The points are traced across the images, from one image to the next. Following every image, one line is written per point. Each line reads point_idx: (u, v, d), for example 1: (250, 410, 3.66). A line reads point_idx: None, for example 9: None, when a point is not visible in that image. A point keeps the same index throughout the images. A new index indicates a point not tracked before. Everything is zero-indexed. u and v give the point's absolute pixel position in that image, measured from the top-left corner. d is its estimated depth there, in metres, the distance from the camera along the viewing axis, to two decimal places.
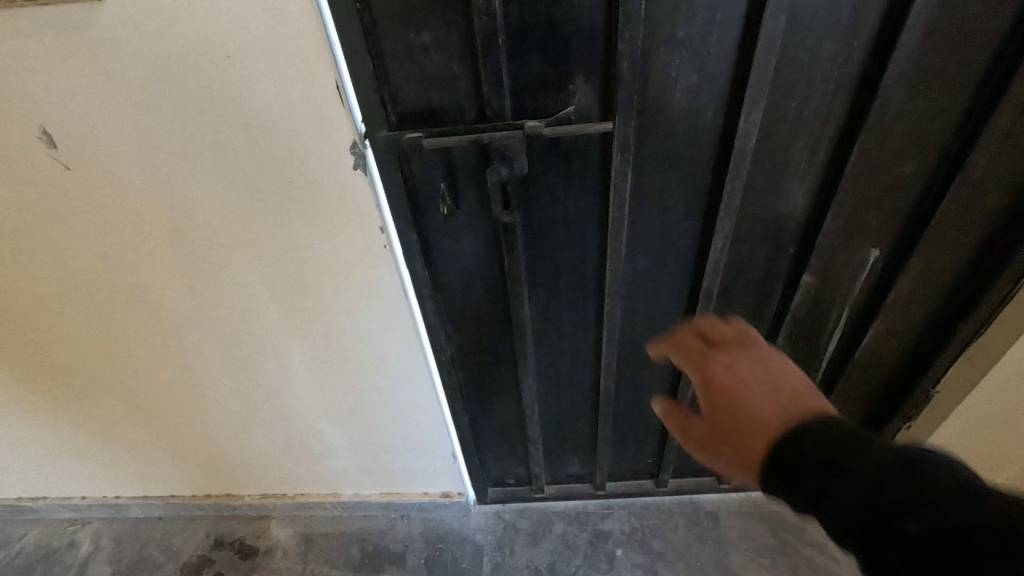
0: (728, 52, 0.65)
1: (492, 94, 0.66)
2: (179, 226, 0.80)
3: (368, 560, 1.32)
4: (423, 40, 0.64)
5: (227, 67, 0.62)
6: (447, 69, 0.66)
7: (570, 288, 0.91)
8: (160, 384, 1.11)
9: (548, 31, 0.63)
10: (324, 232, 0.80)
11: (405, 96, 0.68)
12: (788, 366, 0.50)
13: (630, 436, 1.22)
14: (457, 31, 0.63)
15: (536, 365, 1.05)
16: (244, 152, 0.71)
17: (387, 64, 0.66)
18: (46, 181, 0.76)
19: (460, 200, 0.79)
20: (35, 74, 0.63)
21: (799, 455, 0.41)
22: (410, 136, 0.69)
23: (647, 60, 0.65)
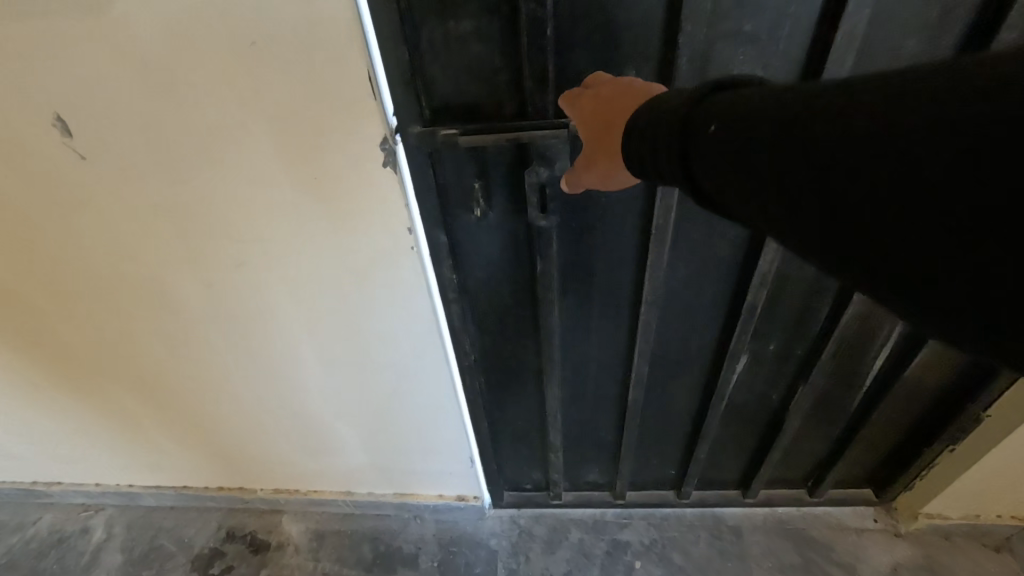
0: (797, 48, 0.59)
1: (535, 90, 0.62)
2: (198, 219, 0.77)
3: (380, 560, 1.30)
4: (464, 29, 0.59)
5: (251, 54, 0.58)
6: (487, 61, 0.61)
7: (604, 295, 0.87)
8: (175, 378, 1.08)
9: (601, 21, 0.58)
10: (347, 229, 0.76)
11: (443, 90, 0.64)
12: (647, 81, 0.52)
13: (655, 447, 1.18)
14: (500, 19, 0.58)
15: (562, 372, 1.00)
16: (265, 144, 0.66)
17: (425, 55, 0.61)
18: (60, 169, 0.72)
19: (493, 201, 0.75)
20: (47, 56, 0.59)
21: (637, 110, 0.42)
22: (445, 132, 0.65)
23: (706, 56, 0.60)
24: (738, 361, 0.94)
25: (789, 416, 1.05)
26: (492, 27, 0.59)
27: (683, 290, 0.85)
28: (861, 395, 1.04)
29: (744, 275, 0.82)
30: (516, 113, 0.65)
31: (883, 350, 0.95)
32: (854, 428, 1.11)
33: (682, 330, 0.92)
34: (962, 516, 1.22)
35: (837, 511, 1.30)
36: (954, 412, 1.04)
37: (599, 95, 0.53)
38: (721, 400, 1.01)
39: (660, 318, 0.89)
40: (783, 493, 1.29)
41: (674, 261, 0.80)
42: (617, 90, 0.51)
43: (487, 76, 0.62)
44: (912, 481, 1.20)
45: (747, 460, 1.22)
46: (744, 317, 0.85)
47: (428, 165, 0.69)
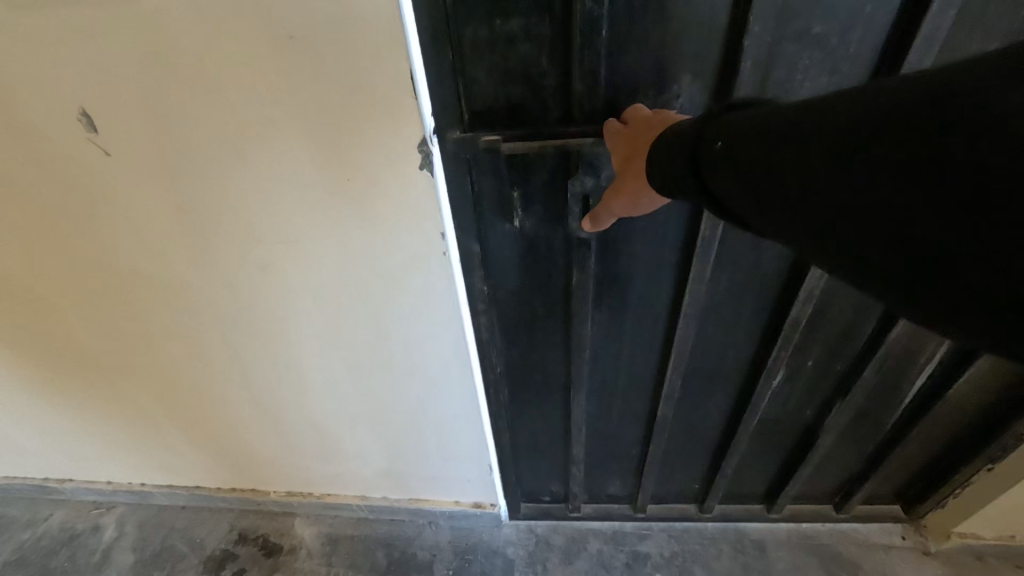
0: (865, 53, 0.58)
1: (586, 92, 0.60)
2: (224, 219, 0.75)
3: (394, 567, 1.28)
4: (513, 28, 0.56)
5: (288, 49, 0.55)
6: (535, 63, 0.58)
7: (640, 307, 0.84)
8: (193, 378, 1.06)
9: (660, 20, 0.55)
10: (375, 231, 0.73)
11: (484, 93, 0.61)
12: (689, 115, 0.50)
13: (680, 460, 1.15)
14: (551, 18, 0.55)
15: (590, 384, 0.98)
16: (297, 144, 0.64)
17: (468, 54, 0.58)
18: (83, 163, 0.70)
19: (530, 212, 0.72)
20: (75, 46, 0.57)
21: (665, 139, 0.45)
22: (486, 139, 0.63)
23: (771, 59, 0.58)
24: (774, 377, 0.92)
25: (823, 434, 1.02)
26: (542, 25, 0.56)
27: (723, 303, 0.82)
28: (897, 414, 1.01)
29: (789, 288, 0.79)
30: (560, 118, 0.63)
31: (926, 367, 0.92)
32: (889, 446, 1.08)
33: (718, 343, 0.89)
34: (996, 536, 1.18)
35: (863, 527, 1.27)
36: (995, 431, 1.01)
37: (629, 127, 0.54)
38: (754, 413, 0.98)
39: (697, 331, 0.87)
40: (809, 508, 1.25)
41: (717, 275, 0.78)
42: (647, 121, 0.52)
43: (534, 79, 0.59)
44: (944, 499, 1.17)
45: (773, 475, 1.19)
46: (785, 334, 0.83)
47: (468, 172, 0.66)
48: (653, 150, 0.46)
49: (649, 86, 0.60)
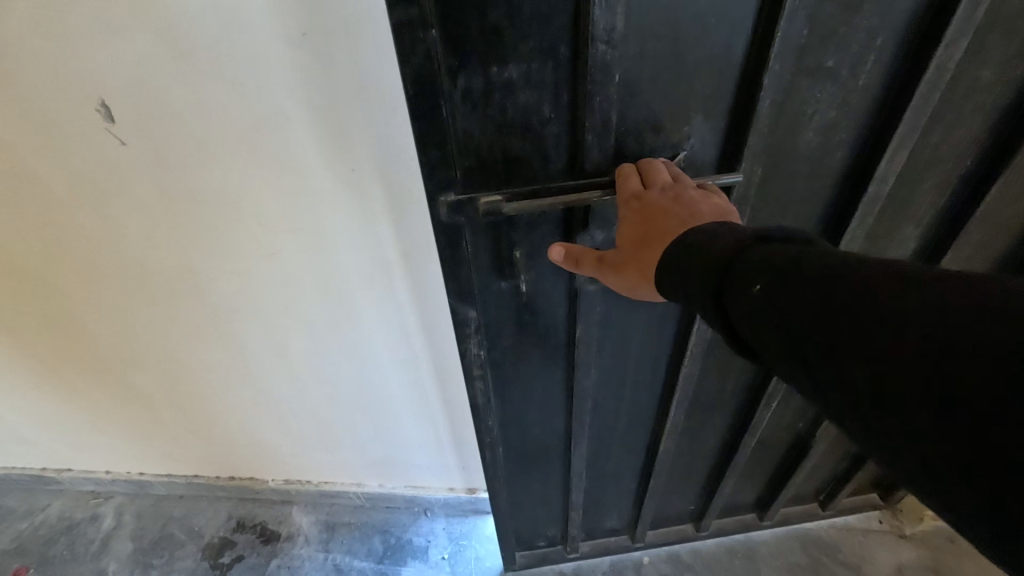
0: (871, 82, 0.62)
1: (595, 141, 0.61)
2: (236, 212, 0.78)
3: (390, 552, 1.32)
4: (511, 76, 0.56)
5: (301, 47, 0.59)
6: (537, 111, 0.59)
7: (643, 336, 0.86)
8: (196, 368, 1.09)
9: (673, 62, 0.57)
10: (378, 221, 0.78)
11: (477, 143, 0.60)
12: (682, 198, 0.51)
13: (677, 479, 1.17)
14: (560, 61, 0.56)
15: (593, 419, 0.99)
16: (306, 138, 0.68)
17: (453, 106, 0.57)
18: (100, 157, 0.73)
19: (533, 261, 0.73)
20: (99, 42, 0.60)
21: (681, 248, 0.44)
22: (486, 202, 0.63)
23: (785, 93, 0.62)
24: (775, 398, 0.97)
25: (817, 441, 1.08)
26: (544, 71, 0.57)
27: None
28: None
29: None
30: (567, 164, 0.64)
31: None
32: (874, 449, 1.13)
33: (719, 361, 0.92)
34: None
35: (853, 521, 1.31)
36: None
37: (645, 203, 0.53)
38: (752, 423, 1.02)
39: (697, 358, 0.89)
40: (797, 509, 1.30)
41: None
42: (664, 204, 0.51)
43: (536, 128, 0.60)
44: None
45: (765, 483, 1.23)
46: None
47: (465, 227, 0.67)
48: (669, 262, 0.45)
49: (655, 129, 0.62)
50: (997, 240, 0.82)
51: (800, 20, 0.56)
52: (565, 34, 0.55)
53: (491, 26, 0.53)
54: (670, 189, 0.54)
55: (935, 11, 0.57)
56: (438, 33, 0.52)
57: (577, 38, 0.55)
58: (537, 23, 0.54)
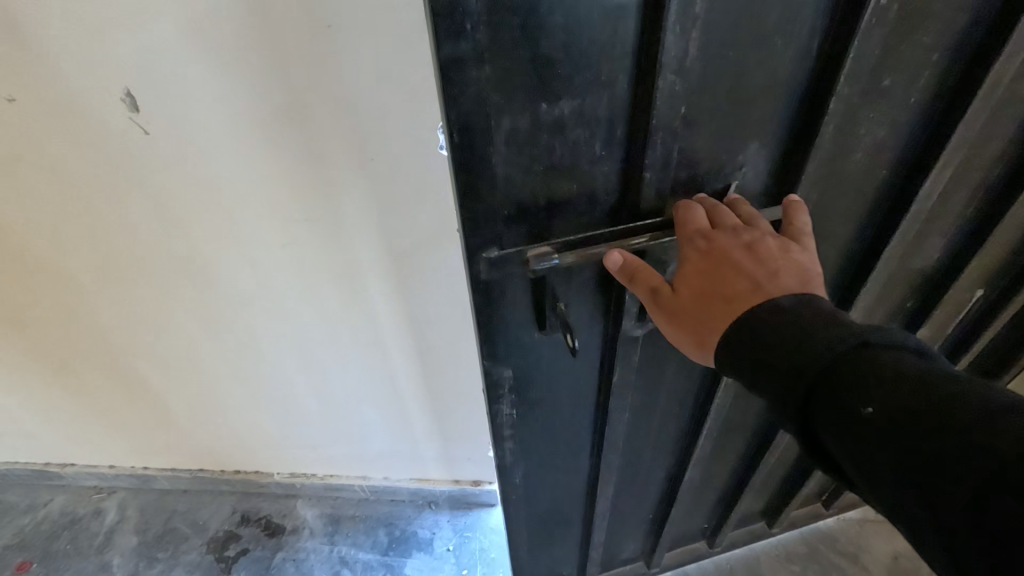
0: (921, 100, 0.61)
1: (656, 177, 0.57)
2: (257, 203, 0.80)
3: (395, 544, 1.33)
4: (562, 112, 0.51)
5: (324, 37, 0.60)
6: (588, 150, 0.54)
7: (677, 365, 0.83)
8: (206, 360, 1.10)
9: (734, 88, 0.54)
10: (397, 213, 0.80)
11: (520, 190, 0.54)
12: (753, 254, 0.52)
13: (695, 503, 1.16)
14: (619, 93, 0.51)
15: (620, 457, 0.95)
16: (331, 129, 0.70)
17: (496, 153, 0.51)
18: (120, 145, 0.74)
19: (572, 308, 0.68)
20: (123, 31, 0.61)
21: (767, 329, 0.46)
22: (535, 252, 0.58)
23: (845, 118, 0.59)
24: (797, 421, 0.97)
25: None
26: (599, 106, 0.51)
27: None
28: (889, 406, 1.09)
29: None
30: (615, 202, 0.59)
31: None
32: None
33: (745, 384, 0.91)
34: None
35: (852, 517, 1.36)
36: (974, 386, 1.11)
37: (717, 250, 0.53)
38: (774, 438, 1.01)
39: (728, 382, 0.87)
40: (802, 512, 1.33)
41: None
42: (739, 255, 0.52)
43: (585, 168, 0.55)
44: None
45: (775, 493, 1.24)
46: None
47: (500, 285, 0.61)
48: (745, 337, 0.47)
49: (709, 156, 0.58)
50: (1010, 245, 0.83)
51: (870, 41, 0.53)
52: (627, 64, 0.50)
53: (544, 60, 0.47)
54: (745, 237, 0.53)
55: (989, 28, 0.55)
56: (489, 73, 0.46)
57: (641, 68, 0.50)
58: (598, 55, 0.48)
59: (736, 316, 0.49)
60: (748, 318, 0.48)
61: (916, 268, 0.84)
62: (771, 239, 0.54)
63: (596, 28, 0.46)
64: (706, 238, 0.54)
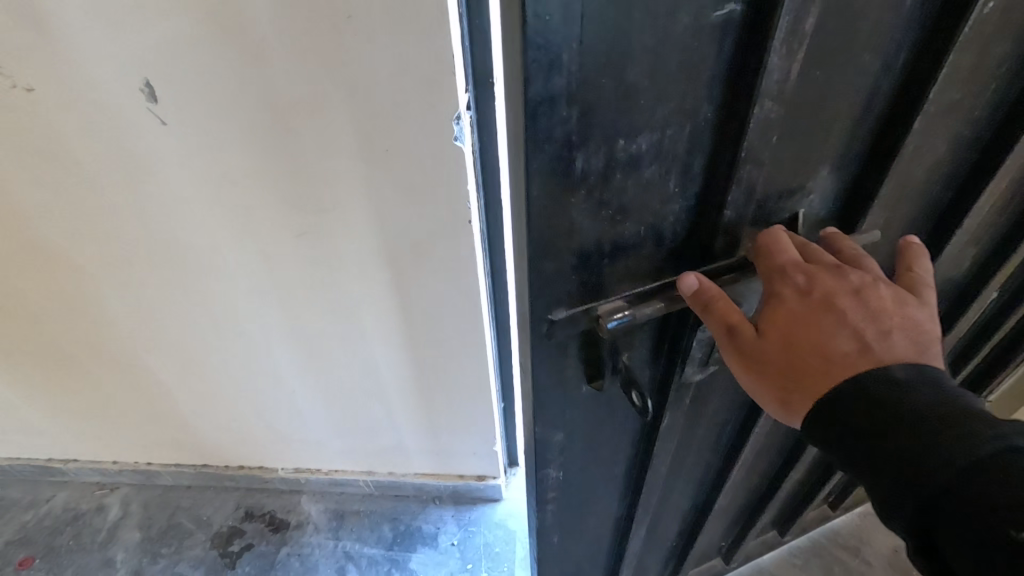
0: (985, 114, 0.58)
1: (733, 216, 0.53)
2: (269, 194, 0.81)
3: (400, 539, 1.34)
4: (640, 148, 0.45)
5: (344, 29, 0.61)
6: (662, 188, 0.50)
7: (718, 397, 0.79)
8: (214, 353, 1.11)
9: (816, 114, 0.50)
10: (411, 206, 0.81)
11: (589, 235, 0.50)
12: (857, 306, 0.49)
13: (717, 525, 1.14)
14: (698, 123, 0.47)
15: (655, 499, 0.92)
16: (347, 120, 0.70)
17: (575, 203, 0.47)
18: (138, 135, 0.75)
19: (630, 356, 0.64)
20: (146, 22, 0.62)
21: (879, 404, 0.44)
22: (606, 308, 0.54)
23: (922, 139, 0.55)
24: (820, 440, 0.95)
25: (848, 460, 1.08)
26: (678, 138, 0.47)
27: None
28: None
29: None
30: (682, 235, 0.55)
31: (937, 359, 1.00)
32: None
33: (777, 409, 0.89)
34: None
35: (858, 521, 1.37)
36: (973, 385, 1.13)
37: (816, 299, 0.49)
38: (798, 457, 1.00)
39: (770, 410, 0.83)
40: (810, 517, 1.33)
41: None
42: (847, 304, 0.49)
43: (657, 207, 0.51)
44: None
45: (790, 505, 1.23)
46: None
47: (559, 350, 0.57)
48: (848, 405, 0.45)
49: (786, 184, 0.54)
50: None
51: (960, 58, 0.49)
52: (718, 92, 0.46)
53: (636, 94, 0.42)
54: (846, 286, 0.50)
55: None
56: (581, 114, 0.41)
57: (732, 92, 0.46)
58: (684, 82, 0.43)
59: (839, 375, 0.47)
60: (858, 381, 0.46)
61: (948, 283, 0.82)
62: (880, 293, 0.50)
63: (693, 53, 0.42)
64: (805, 282, 0.50)
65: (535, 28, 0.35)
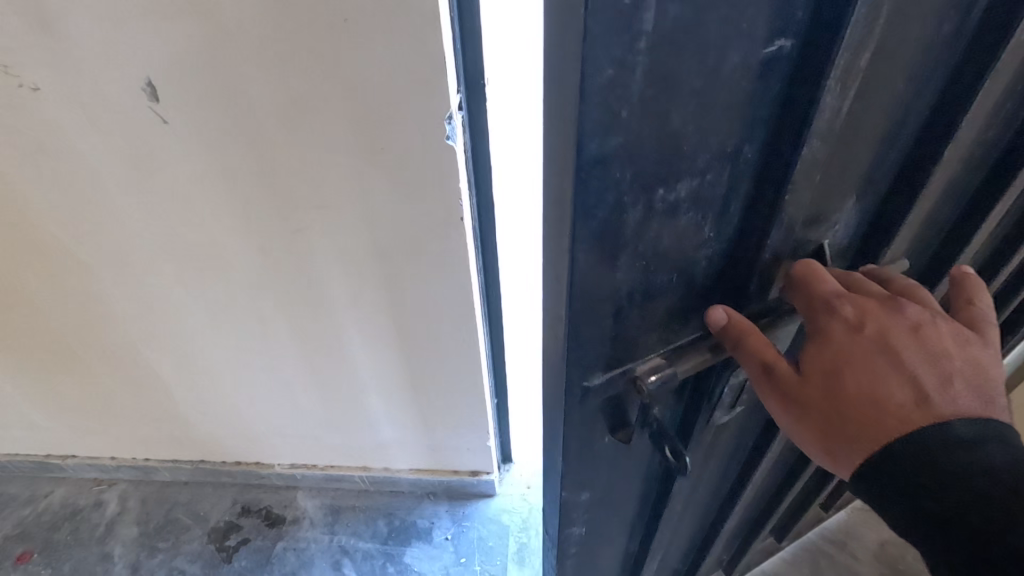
0: (1000, 138, 0.58)
1: (770, 261, 0.53)
2: (267, 192, 0.83)
3: (395, 533, 1.35)
4: (679, 196, 0.43)
5: (343, 32, 0.63)
6: (699, 235, 0.47)
7: (731, 431, 0.79)
8: (211, 349, 1.13)
9: (849, 147, 0.48)
10: (404, 205, 0.83)
11: (622, 290, 0.46)
12: (910, 353, 0.49)
13: (720, 544, 1.13)
14: (736, 163, 0.45)
15: (664, 532, 0.91)
16: (343, 120, 0.73)
17: (618, 262, 0.44)
18: (141, 134, 0.77)
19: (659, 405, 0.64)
20: (151, 24, 0.64)
21: (933, 458, 0.44)
22: (645, 367, 0.53)
23: (945, 165, 0.55)
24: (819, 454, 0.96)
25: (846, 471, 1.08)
26: (717, 183, 0.45)
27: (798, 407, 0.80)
28: None
29: None
30: (714, 276, 0.53)
31: None
32: None
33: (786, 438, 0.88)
34: None
35: (851, 520, 1.38)
36: None
37: (862, 343, 0.49)
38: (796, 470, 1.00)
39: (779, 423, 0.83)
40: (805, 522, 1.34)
41: None
42: (901, 349, 0.49)
43: (691, 253, 0.48)
44: None
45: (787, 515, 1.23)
46: None
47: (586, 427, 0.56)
48: (899, 459, 0.45)
49: (816, 221, 0.53)
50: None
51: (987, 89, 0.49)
52: (761, 133, 0.44)
53: (682, 142, 0.39)
54: (898, 331, 0.49)
55: None
56: (636, 169, 0.38)
57: (775, 133, 0.44)
58: (729, 124, 0.41)
59: (890, 426, 0.46)
60: (912, 434, 0.45)
61: None
62: (936, 338, 0.49)
63: (742, 95, 0.40)
64: (851, 322, 0.49)
65: (595, 89, 0.33)
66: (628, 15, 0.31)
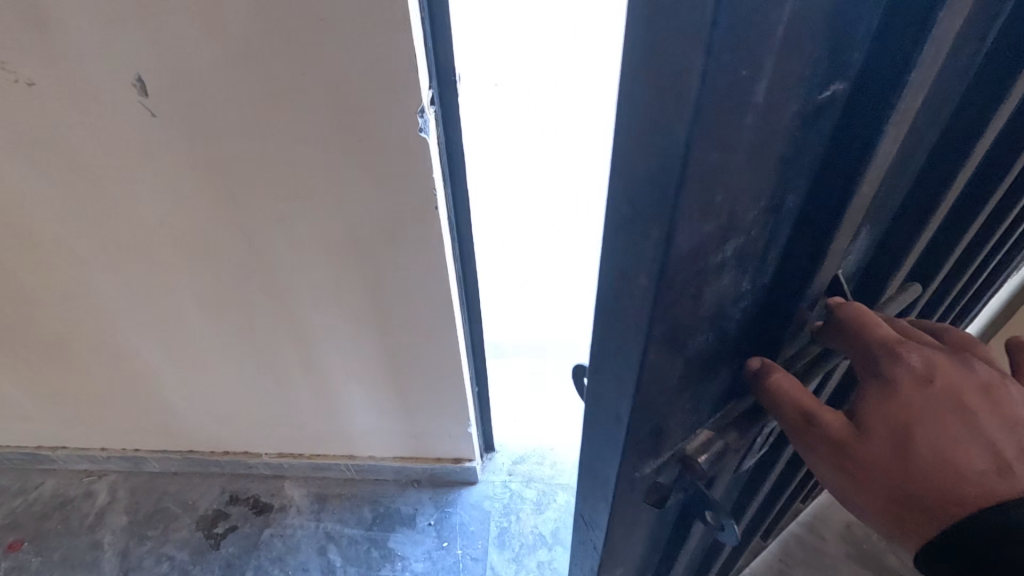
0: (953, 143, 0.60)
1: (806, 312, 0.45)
2: (252, 184, 0.87)
3: (379, 520, 1.39)
4: (727, 262, 0.35)
5: (320, 31, 0.68)
6: (736, 300, 0.40)
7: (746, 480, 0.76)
8: (199, 338, 1.16)
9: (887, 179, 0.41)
10: (382, 194, 0.87)
11: (670, 375, 0.39)
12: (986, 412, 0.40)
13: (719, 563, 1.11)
14: (784, 217, 0.38)
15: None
16: (322, 114, 0.77)
17: (671, 350, 0.37)
18: (131, 128, 0.81)
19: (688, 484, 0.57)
20: (142, 23, 0.69)
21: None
22: (694, 444, 0.47)
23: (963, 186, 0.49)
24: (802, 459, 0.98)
25: None
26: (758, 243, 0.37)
27: None
28: None
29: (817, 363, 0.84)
30: (744, 333, 0.45)
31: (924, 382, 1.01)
32: None
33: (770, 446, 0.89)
34: None
35: None
36: None
37: (932, 398, 0.39)
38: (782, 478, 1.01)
39: None
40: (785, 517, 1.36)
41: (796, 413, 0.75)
42: (974, 407, 0.40)
43: (727, 321, 0.41)
44: None
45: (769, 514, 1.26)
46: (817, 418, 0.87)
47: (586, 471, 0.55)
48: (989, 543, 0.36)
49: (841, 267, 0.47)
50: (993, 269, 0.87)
51: None
52: (806, 179, 0.36)
53: (738, 206, 0.32)
54: (971, 387, 0.40)
55: None
56: (719, 241, 0.32)
57: (822, 179, 0.37)
58: (778, 178, 0.33)
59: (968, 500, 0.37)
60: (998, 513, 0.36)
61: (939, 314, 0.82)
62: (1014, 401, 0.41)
63: (794, 143, 0.32)
64: (919, 373, 0.40)
65: (701, 170, 0.27)
66: (742, 86, 0.25)
